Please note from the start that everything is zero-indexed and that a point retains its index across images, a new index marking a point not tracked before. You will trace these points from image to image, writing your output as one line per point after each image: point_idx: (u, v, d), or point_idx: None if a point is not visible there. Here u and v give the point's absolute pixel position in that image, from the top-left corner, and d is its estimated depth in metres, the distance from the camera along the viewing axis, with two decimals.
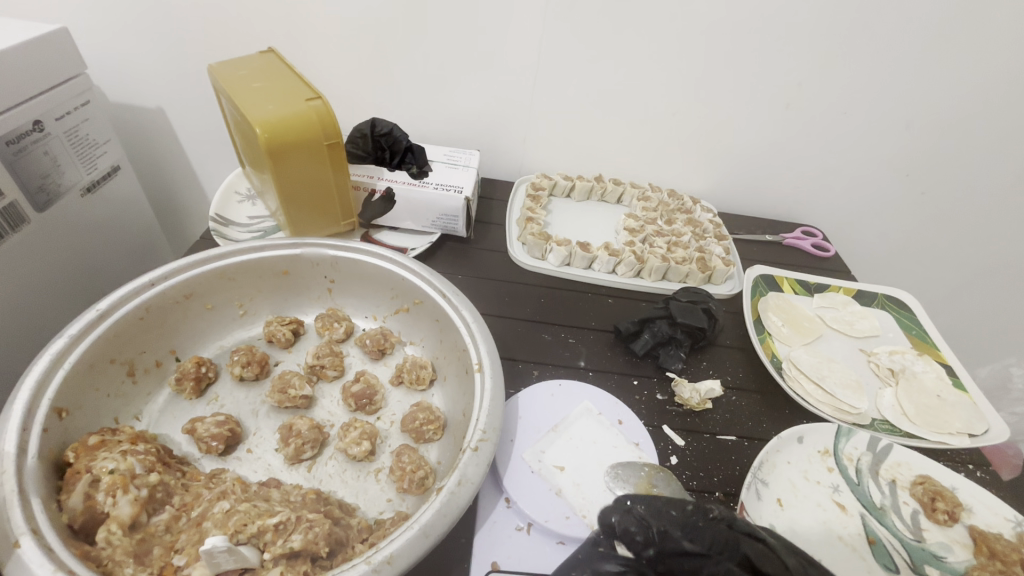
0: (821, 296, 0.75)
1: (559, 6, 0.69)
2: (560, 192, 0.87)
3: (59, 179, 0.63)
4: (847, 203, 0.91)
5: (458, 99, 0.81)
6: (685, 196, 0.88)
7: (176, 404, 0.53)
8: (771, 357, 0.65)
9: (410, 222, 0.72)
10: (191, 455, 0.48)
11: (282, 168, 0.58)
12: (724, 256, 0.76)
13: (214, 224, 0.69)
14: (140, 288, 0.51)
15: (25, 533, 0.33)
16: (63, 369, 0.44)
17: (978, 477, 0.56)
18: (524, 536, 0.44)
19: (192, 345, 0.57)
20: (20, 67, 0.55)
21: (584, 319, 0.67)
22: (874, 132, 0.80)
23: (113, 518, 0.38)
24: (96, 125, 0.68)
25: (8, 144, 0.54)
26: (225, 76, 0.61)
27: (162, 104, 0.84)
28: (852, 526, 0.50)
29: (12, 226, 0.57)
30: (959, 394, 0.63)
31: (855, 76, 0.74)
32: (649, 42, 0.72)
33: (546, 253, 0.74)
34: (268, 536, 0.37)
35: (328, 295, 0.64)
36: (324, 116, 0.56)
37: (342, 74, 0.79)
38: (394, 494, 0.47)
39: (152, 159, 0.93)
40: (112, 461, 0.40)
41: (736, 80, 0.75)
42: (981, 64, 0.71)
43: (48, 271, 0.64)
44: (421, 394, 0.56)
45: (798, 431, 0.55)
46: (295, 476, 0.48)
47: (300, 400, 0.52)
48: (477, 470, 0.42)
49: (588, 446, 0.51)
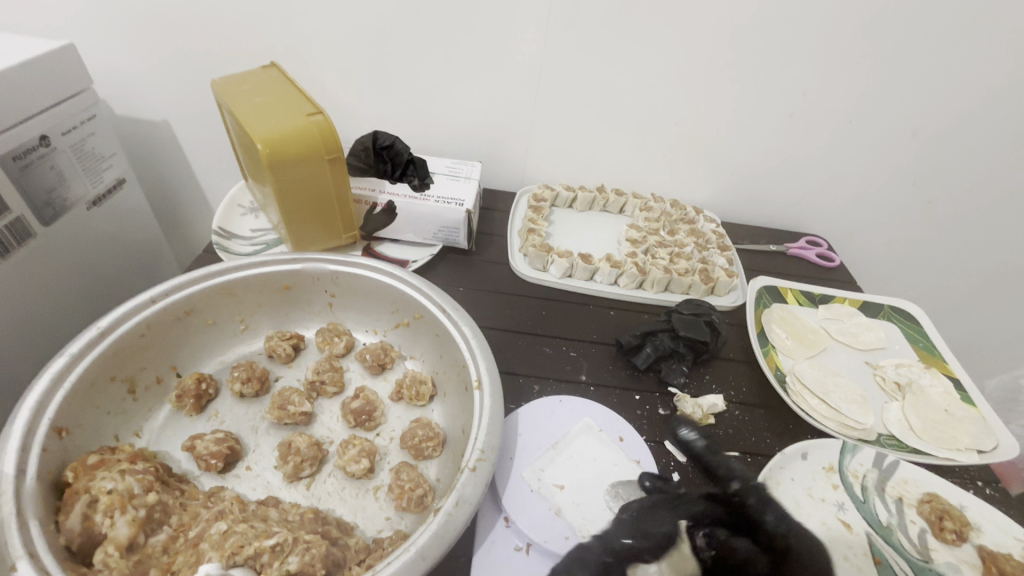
0: (826, 307, 0.75)
1: (559, 19, 0.69)
2: (562, 203, 0.87)
3: (65, 194, 0.64)
4: (852, 213, 0.90)
5: (459, 110, 0.81)
6: (688, 206, 0.87)
7: (176, 421, 0.53)
8: (775, 370, 0.64)
9: (411, 234, 0.72)
10: (191, 472, 0.48)
11: (283, 182, 0.58)
12: (727, 267, 0.75)
13: (216, 238, 0.69)
14: (141, 305, 0.51)
15: (22, 556, 0.33)
16: (63, 388, 0.45)
17: (987, 494, 0.55)
18: (522, 557, 0.44)
19: (192, 361, 0.57)
20: (27, 84, 0.55)
21: (585, 332, 0.66)
22: (878, 142, 0.79)
23: (110, 540, 0.38)
24: (102, 139, 0.69)
25: (14, 160, 0.55)
26: (227, 91, 0.62)
27: (166, 116, 0.85)
28: (858, 546, 0.49)
29: (17, 241, 0.58)
30: (967, 409, 0.62)
31: (858, 86, 0.73)
32: (650, 53, 0.72)
33: (548, 265, 0.73)
34: (265, 557, 0.37)
35: (328, 309, 0.64)
36: (325, 130, 0.56)
37: (344, 87, 0.79)
38: (392, 512, 0.47)
39: (158, 171, 0.94)
40: (111, 480, 0.40)
41: (739, 89, 0.75)
42: (987, 72, 0.71)
43: (53, 285, 0.64)
44: (421, 410, 0.56)
45: (803, 447, 0.55)
46: (293, 494, 0.47)
47: (299, 416, 0.52)
48: (475, 490, 0.41)
49: (588, 463, 0.51)
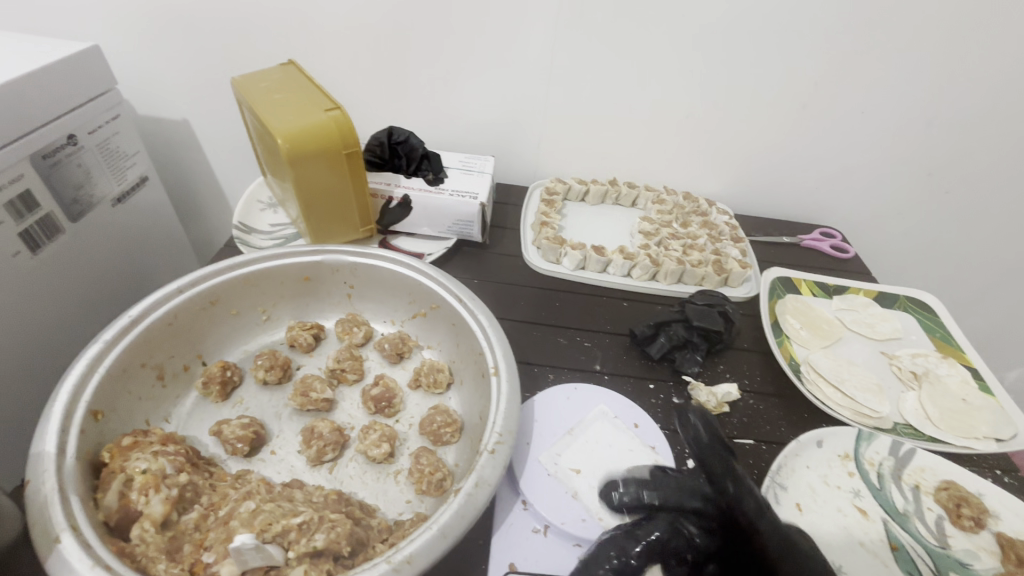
0: (841, 298, 0.75)
1: (568, 16, 0.70)
2: (574, 196, 0.88)
3: (91, 191, 0.66)
4: (867, 204, 0.89)
5: (472, 107, 0.82)
6: (701, 199, 0.87)
7: (203, 407, 0.54)
8: (789, 360, 0.65)
9: (425, 228, 0.73)
10: (218, 456, 0.50)
11: (301, 176, 0.59)
12: (741, 258, 0.76)
13: (237, 232, 0.71)
14: (169, 295, 0.53)
15: (65, 530, 0.35)
16: (98, 373, 0.47)
17: (1006, 483, 0.54)
18: (541, 538, 0.45)
19: (218, 350, 0.59)
20: (56, 85, 0.58)
21: (600, 322, 0.67)
22: (891, 132, 0.79)
23: (146, 516, 0.40)
24: (126, 138, 0.71)
25: (44, 158, 0.57)
26: (247, 88, 0.63)
27: (186, 116, 0.87)
28: (874, 532, 0.49)
29: (47, 237, 0.60)
30: (986, 398, 0.61)
31: (869, 77, 0.73)
32: (660, 48, 0.73)
33: (561, 257, 0.74)
34: (292, 535, 0.38)
35: (347, 300, 0.65)
36: (343, 125, 0.58)
37: (359, 83, 0.80)
38: (413, 496, 0.48)
39: (179, 169, 0.96)
40: (144, 461, 0.42)
41: (752, 79, 0.75)
42: (1007, 59, 0.70)
43: (82, 279, 0.66)
44: (439, 397, 0.57)
45: (818, 434, 0.55)
46: (317, 477, 0.49)
47: (321, 403, 0.54)
48: (494, 471, 0.42)
49: (603, 449, 0.51)
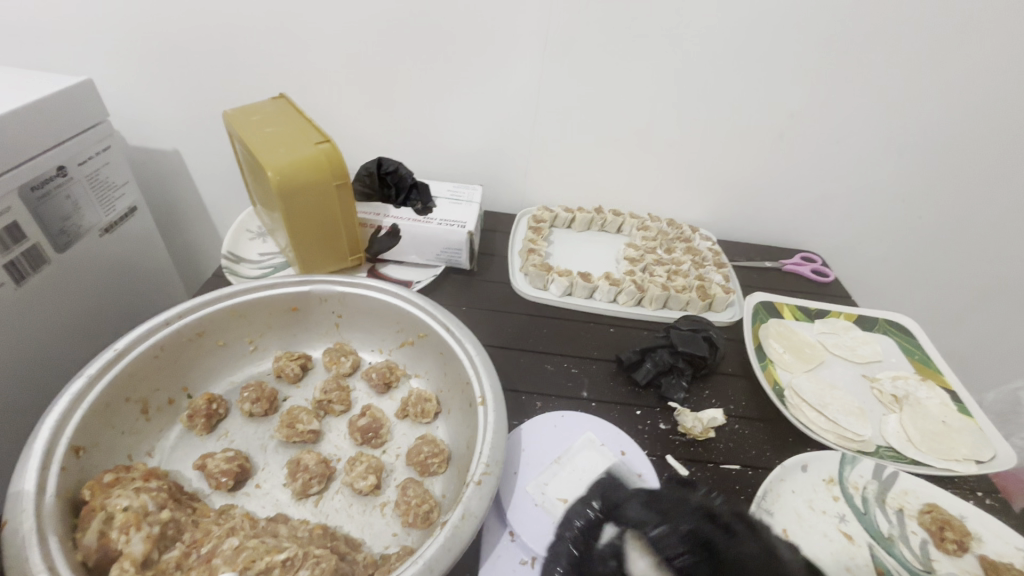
0: (822, 322, 0.76)
1: (553, 50, 0.73)
2: (561, 224, 0.89)
3: (78, 222, 0.66)
4: (845, 229, 0.92)
5: (461, 137, 0.84)
6: (684, 225, 0.89)
7: (187, 440, 0.54)
8: (773, 384, 0.65)
9: (413, 255, 0.74)
10: (201, 491, 0.49)
11: (289, 207, 0.60)
12: (723, 284, 0.77)
13: (226, 263, 0.71)
14: (156, 328, 0.53)
15: (42, 570, 0.35)
16: (81, 409, 0.46)
17: (988, 505, 0.55)
18: (528, 570, 0.45)
19: (204, 382, 0.59)
20: (47, 118, 0.58)
21: (586, 349, 0.68)
22: (864, 160, 0.82)
23: (125, 556, 0.39)
24: (115, 169, 0.71)
25: (32, 190, 0.57)
26: (238, 121, 0.64)
27: (177, 146, 0.88)
28: (860, 557, 0.50)
29: (32, 268, 0.59)
30: (964, 420, 0.62)
31: (841, 107, 0.77)
32: (642, 80, 0.76)
33: (548, 284, 0.75)
34: (276, 572, 0.38)
35: (335, 330, 0.65)
36: (332, 157, 0.59)
37: (350, 114, 0.82)
38: (399, 528, 0.48)
39: (169, 199, 0.97)
40: (125, 498, 0.42)
41: (731, 109, 0.78)
42: (971, 88, 0.73)
43: (67, 311, 0.66)
44: (426, 427, 0.57)
45: (802, 459, 0.55)
46: (302, 511, 0.48)
47: (308, 434, 0.53)
48: (480, 503, 0.42)
49: (591, 478, 0.51)
